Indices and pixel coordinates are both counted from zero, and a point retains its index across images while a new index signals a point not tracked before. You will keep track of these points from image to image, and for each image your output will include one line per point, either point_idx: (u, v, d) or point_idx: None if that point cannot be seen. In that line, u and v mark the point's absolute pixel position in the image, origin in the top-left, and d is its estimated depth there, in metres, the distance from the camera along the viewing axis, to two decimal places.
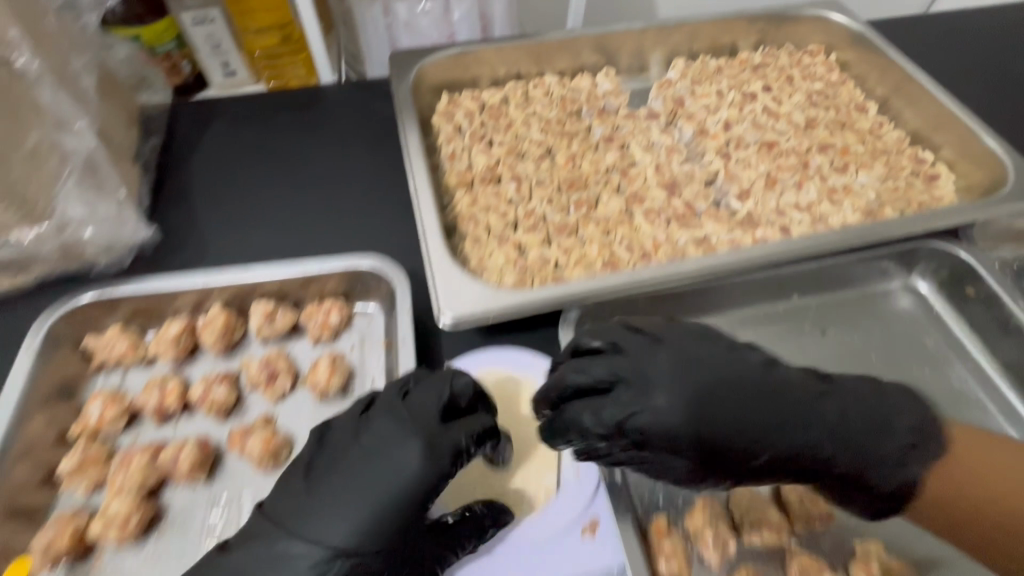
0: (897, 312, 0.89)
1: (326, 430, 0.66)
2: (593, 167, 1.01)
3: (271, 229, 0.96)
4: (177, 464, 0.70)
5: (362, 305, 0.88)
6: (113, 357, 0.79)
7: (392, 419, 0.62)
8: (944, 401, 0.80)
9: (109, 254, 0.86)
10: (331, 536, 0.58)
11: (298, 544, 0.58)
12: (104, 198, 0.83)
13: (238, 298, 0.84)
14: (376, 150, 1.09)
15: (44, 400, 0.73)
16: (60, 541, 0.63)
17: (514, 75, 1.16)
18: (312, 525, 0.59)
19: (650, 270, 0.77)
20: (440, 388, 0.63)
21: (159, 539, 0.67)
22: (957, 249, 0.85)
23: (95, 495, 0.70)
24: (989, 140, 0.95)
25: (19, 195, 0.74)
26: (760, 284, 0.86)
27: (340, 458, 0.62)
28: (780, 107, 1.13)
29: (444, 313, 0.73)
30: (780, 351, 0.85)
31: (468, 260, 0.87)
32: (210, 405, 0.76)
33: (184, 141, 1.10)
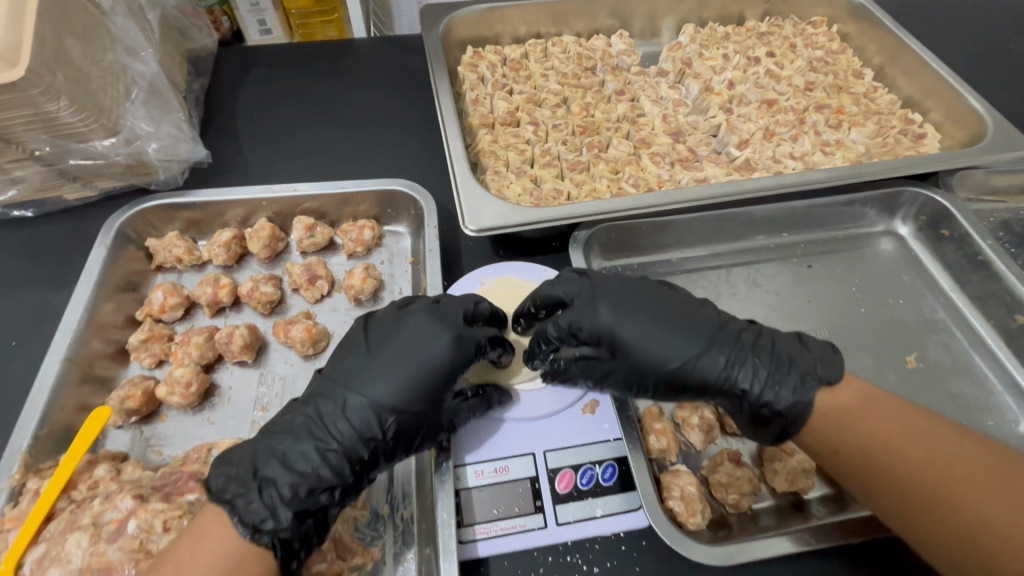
0: (878, 251, 0.98)
1: (368, 321, 0.71)
2: (605, 116, 1.11)
3: (310, 160, 1.06)
4: (229, 342, 0.78)
5: (391, 227, 0.98)
6: (171, 257, 0.88)
7: (415, 323, 0.68)
8: (915, 328, 0.89)
9: (168, 170, 0.96)
10: (356, 423, 0.62)
11: (328, 426, 0.62)
12: (166, 120, 0.93)
13: (282, 214, 0.94)
14: (404, 98, 1.18)
15: (114, 288, 0.83)
16: (133, 397, 0.73)
17: (535, 33, 1.25)
18: (359, 387, 0.63)
19: (659, 202, 0.86)
20: (465, 305, 0.71)
21: (215, 406, 0.77)
22: (934, 193, 0.94)
23: (158, 368, 0.81)
24: (972, 100, 1.04)
25: (98, 106, 0.83)
26: (753, 218, 0.95)
27: (365, 356, 0.66)
28: (782, 71, 1.21)
29: (469, 222, 0.81)
30: (768, 280, 0.93)
31: (490, 187, 0.96)
32: (257, 299, 0.85)
33: (228, 82, 1.18)
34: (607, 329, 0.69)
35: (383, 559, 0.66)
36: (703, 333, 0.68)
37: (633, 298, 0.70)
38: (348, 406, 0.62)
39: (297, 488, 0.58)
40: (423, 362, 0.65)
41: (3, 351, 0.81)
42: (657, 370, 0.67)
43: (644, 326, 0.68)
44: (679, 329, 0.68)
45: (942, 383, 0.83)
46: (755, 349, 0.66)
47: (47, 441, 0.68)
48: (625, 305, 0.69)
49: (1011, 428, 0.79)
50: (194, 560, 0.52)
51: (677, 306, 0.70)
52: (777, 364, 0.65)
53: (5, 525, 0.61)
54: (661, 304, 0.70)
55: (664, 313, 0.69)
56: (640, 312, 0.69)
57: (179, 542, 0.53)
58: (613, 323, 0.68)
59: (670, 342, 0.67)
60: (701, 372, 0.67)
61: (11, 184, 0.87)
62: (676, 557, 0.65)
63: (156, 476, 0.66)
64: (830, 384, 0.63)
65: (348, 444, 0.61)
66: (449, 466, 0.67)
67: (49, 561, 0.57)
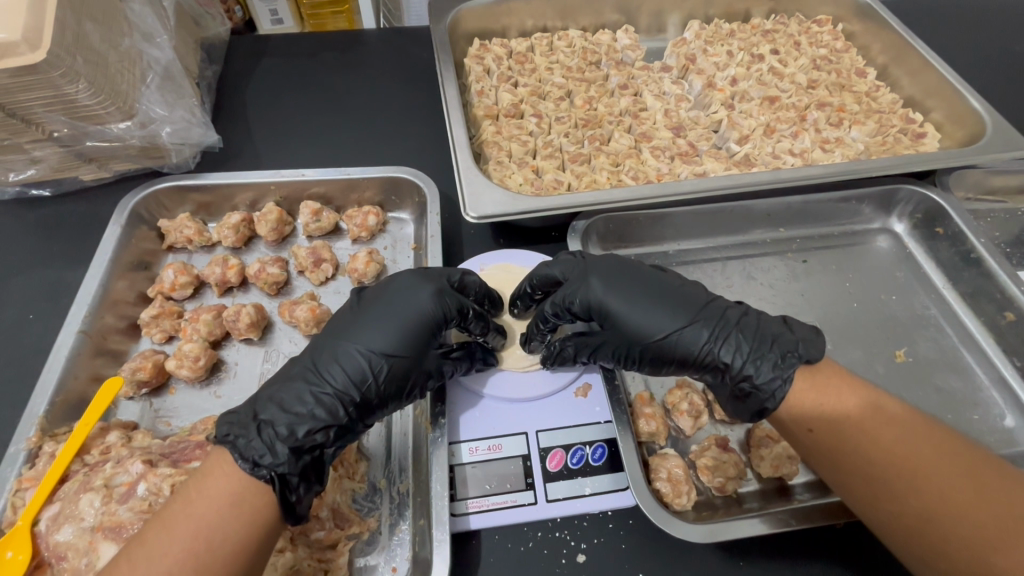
0: (874, 248, 0.99)
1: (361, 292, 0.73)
2: (608, 110, 1.12)
3: (317, 148, 1.08)
4: (236, 320, 0.81)
5: (395, 214, 1.00)
6: (182, 238, 0.91)
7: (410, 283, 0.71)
8: (904, 323, 0.90)
9: (180, 154, 0.99)
10: (347, 373, 0.64)
11: (320, 376, 0.64)
12: (178, 106, 0.96)
13: (289, 198, 0.97)
14: (411, 88, 1.20)
15: (127, 266, 0.86)
16: (144, 369, 0.76)
17: (541, 27, 1.26)
18: (353, 341, 0.66)
19: (653, 194, 0.87)
20: (453, 275, 0.74)
21: (222, 380, 0.80)
22: (930, 191, 0.95)
23: (168, 343, 0.84)
24: (973, 101, 1.04)
25: (115, 90, 0.86)
26: (750, 212, 0.97)
27: (363, 318, 0.68)
28: (785, 68, 1.22)
29: (470, 210, 0.84)
30: (760, 275, 0.95)
31: (492, 177, 0.98)
32: (264, 281, 0.88)
33: (239, 70, 1.21)
34: (598, 302, 0.72)
35: (379, 530, 0.69)
36: (689, 307, 0.70)
37: (626, 276, 0.73)
38: (340, 356, 0.65)
39: (293, 428, 0.60)
40: (413, 318, 0.68)
41: (20, 324, 0.84)
42: (643, 341, 0.70)
43: (634, 300, 0.71)
44: (666, 303, 0.71)
45: (929, 377, 0.85)
46: (738, 325, 0.68)
47: (62, 408, 0.71)
48: (617, 281, 0.72)
49: (995, 422, 0.81)
50: (200, 494, 0.54)
51: (667, 283, 0.73)
52: (757, 338, 0.67)
53: (22, 484, 0.64)
54: (653, 281, 0.72)
55: (653, 288, 0.72)
56: (632, 289, 0.72)
57: (189, 481, 0.56)
58: (604, 296, 0.72)
59: (658, 314, 0.70)
60: (686, 344, 0.69)
61: (30, 163, 0.90)
62: (660, 535, 0.68)
63: (164, 444, 0.69)
64: (812, 362, 0.65)
65: (341, 388, 0.64)
66: (443, 440, 0.69)
67: (64, 518, 0.60)
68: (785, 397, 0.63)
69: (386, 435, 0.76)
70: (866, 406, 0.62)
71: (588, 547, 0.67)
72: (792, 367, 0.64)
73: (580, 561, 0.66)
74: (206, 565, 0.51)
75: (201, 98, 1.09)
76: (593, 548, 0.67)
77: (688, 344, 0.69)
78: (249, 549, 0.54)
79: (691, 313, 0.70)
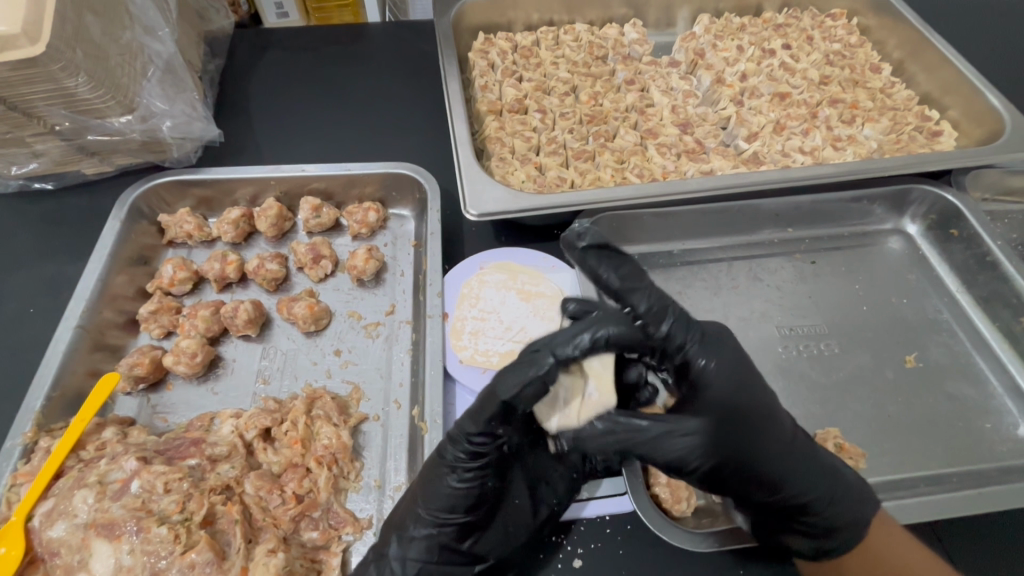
0: (886, 250, 0.97)
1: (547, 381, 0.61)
2: (614, 105, 1.11)
3: (321, 142, 1.08)
4: (236, 315, 0.80)
5: (396, 210, 0.99)
6: (182, 233, 0.91)
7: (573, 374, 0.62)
8: (911, 323, 0.88)
9: (181, 148, 0.98)
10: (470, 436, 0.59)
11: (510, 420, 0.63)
12: (181, 100, 0.96)
13: (290, 193, 0.96)
14: (413, 83, 1.19)
15: (127, 261, 0.86)
16: (141, 365, 0.76)
17: (547, 21, 1.24)
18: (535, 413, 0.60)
19: (659, 191, 0.85)
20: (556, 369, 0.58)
21: (219, 376, 0.79)
22: (946, 191, 0.93)
23: (166, 339, 0.84)
24: (992, 98, 1.01)
25: (115, 84, 0.85)
26: (757, 212, 0.95)
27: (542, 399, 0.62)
28: (797, 64, 1.18)
29: (470, 207, 0.82)
30: (765, 276, 0.93)
31: (493, 173, 0.96)
32: (264, 276, 0.87)
33: (243, 64, 1.20)
34: (699, 444, 0.59)
35: (372, 530, 0.68)
36: (853, 483, 0.64)
37: (752, 383, 0.65)
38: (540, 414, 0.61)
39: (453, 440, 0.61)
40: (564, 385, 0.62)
41: (21, 317, 0.84)
42: (773, 444, 0.62)
43: (768, 445, 0.62)
44: (777, 437, 0.63)
45: (940, 383, 0.82)
46: (813, 449, 0.64)
47: (59, 403, 0.71)
48: (717, 441, 0.60)
49: (1007, 431, 0.78)
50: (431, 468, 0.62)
51: (781, 410, 0.66)
52: (821, 454, 0.64)
53: (17, 479, 0.64)
54: (767, 419, 0.63)
55: (752, 430, 0.62)
56: (724, 417, 0.62)
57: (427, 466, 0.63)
58: (744, 406, 0.63)
59: (794, 454, 0.62)
60: (751, 456, 0.61)
61: (32, 157, 0.90)
62: (660, 543, 0.66)
63: (160, 441, 0.69)
64: (802, 452, 0.63)
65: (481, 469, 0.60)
66: (439, 441, 0.69)
67: (58, 514, 0.60)
68: (839, 532, 0.62)
69: (382, 435, 0.75)
70: (835, 487, 0.63)
71: (584, 552, 0.66)
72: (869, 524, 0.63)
73: (576, 566, 0.65)
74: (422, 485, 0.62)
75: (204, 92, 1.09)
76: (589, 554, 0.65)
77: (751, 460, 0.61)
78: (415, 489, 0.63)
79: (731, 447, 0.60)
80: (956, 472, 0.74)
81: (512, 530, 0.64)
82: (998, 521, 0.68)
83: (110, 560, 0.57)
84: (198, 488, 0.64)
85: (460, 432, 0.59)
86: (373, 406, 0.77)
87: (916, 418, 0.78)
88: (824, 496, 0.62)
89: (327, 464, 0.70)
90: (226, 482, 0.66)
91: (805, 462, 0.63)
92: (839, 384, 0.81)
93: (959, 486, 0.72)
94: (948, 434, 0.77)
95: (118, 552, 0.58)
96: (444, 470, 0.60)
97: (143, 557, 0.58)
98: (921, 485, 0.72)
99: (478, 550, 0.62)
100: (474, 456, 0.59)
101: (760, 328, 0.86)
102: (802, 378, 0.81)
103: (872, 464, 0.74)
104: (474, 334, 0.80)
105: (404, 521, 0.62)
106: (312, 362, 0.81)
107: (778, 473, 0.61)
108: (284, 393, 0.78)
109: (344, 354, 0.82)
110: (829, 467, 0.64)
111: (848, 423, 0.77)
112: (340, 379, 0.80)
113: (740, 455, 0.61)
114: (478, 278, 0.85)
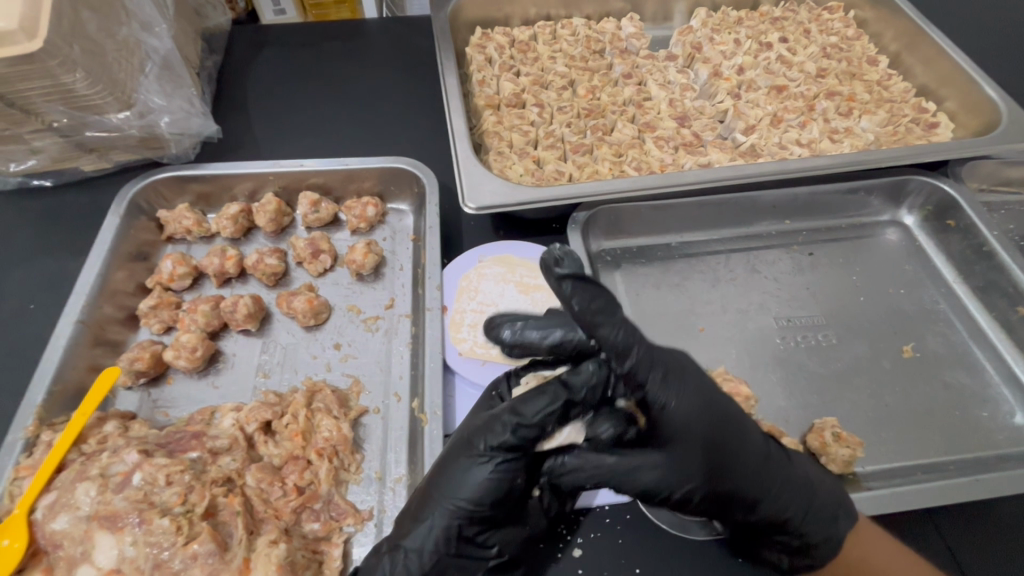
0: (883, 241, 0.97)
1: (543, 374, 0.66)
2: (611, 99, 1.11)
3: (319, 137, 1.08)
4: (236, 309, 0.80)
5: (395, 205, 0.99)
6: (181, 229, 0.91)
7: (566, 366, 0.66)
8: (908, 313, 0.89)
9: (179, 144, 0.98)
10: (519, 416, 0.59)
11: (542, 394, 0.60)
12: (179, 96, 0.96)
13: (288, 188, 0.96)
14: (410, 79, 1.19)
15: (126, 257, 0.86)
16: (142, 359, 0.76)
17: (544, 16, 1.24)
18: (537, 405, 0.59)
19: (656, 183, 0.85)
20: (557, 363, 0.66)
21: (219, 370, 0.80)
22: (942, 182, 0.93)
23: (167, 334, 0.84)
24: (988, 89, 1.01)
25: (112, 80, 0.85)
26: (754, 204, 0.95)
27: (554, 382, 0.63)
28: (794, 56, 1.18)
29: (468, 200, 0.82)
30: (762, 268, 0.93)
31: (491, 167, 0.97)
32: (263, 271, 0.87)
33: (240, 60, 1.20)
34: (667, 468, 0.58)
35: (373, 521, 0.68)
36: (830, 499, 0.62)
37: (714, 405, 0.59)
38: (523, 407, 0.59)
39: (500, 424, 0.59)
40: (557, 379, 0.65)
41: (22, 313, 0.84)
42: (748, 461, 0.60)
43: (742, 465, 0.59)
44: (751, 458, 0.60)
45: (937, 372, 0.82)
46: (789, 466, 0.62)
47: (60, 397, 0.71)
48: (692, 468, 0.58)
49: (1004, 420, 0.78)
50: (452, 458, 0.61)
51: (753, 428, 0.62)
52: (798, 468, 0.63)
53: (19, 473, 0.64)
54: (739, 442, 0.60)
55: (725, 454, 0.59)
56: (696, 445, 0.58)
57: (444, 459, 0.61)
58: (715, 426, 0.59)
59: (769, 473, 0.61)
60: (719, 483, 0.59)
61: (31, 154, 0.90)
62: (658, 533, 0.66)
63: (161, 434, 0.69)
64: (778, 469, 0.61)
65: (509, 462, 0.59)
66: (439, 433, 0.69)
67: (60, 507, 0.61)
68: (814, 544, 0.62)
69: (382, 427, 0.76)
70: (810, 501, 0.62)
71: (583, 541, 0.66)
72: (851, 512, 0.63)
73: (576, 555, 0.65)
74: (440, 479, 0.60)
75: (202, 89, 1.08)
76: (589, 543, 0.66)
77: (723, 487, 0.59)
78: (422, 498, 0.61)
79: (708, 471, 0.58)
80: (954, 460, 0.74)
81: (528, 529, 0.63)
82: (994, 508, 0.69)
83: (113, 551, 0.58)
84: (200, 481, 0.64)
85: (500, 421, 0.59)
86: (373, 399, 0.78)
87: (913, 407, 0.79)
88: (798, 514, 0.61)
89: (328, 456, 0.70)
90: (227, 475, 0.66)
91: (780, 479, 0.61)
92: (837, 373, 0.81)
93: (955, 473, 0.72)
94: (945, 422, 0.77)
95: (121, 543, 0.58)
96: (476, 460, 0.59)
97: (145, 549, 0.58)
98: (919, 474, 0.73)
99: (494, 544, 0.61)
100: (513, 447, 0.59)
101: (758, 320, 0.86)
102: (799, 368, 0.81)
103: (869, 453, 0.74)
104: (473, 327, 0.80)
105: (419, 514, 0.60)
106: (312, 356, 0.81)
107: (751, 493, 0.60)
108: (284, 386, 0.79)
109: (344, 348, 0.82)
110: (808, 484, 0.62)
111: (846, 412, 0.78)
112: (341, 372, 0.80)
113: (715, 482, 0.59)
114: (477, 272, 0.85)
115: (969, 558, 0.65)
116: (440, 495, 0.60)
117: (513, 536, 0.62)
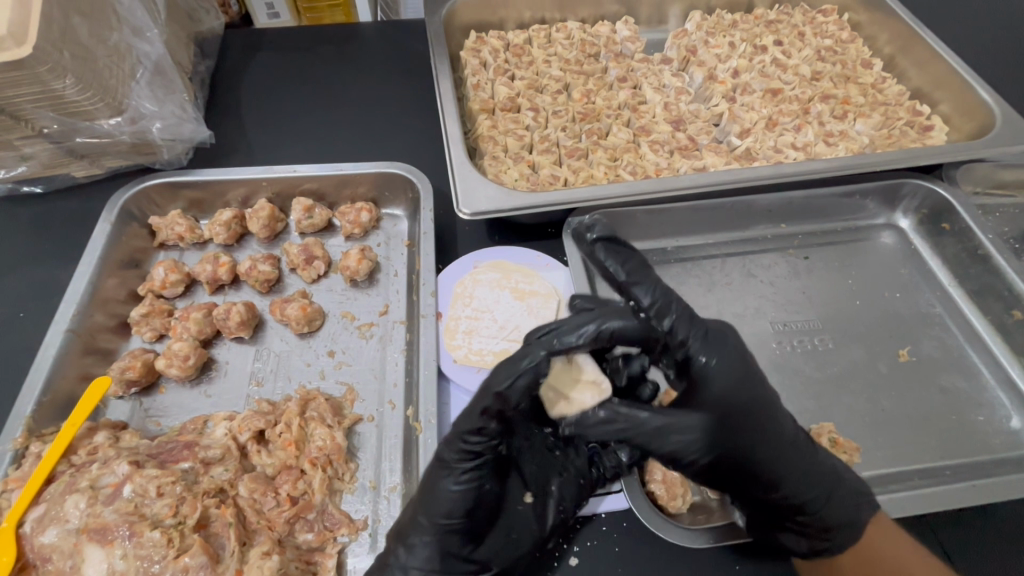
0: (879, 244, 0.97)
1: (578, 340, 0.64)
2: (606, 103, 1.11)
3: (312, 142, 1.07)
4: (229, 316, 0.80)
5: (389, 210, 0.99)
6: (174, 235, 0.91)
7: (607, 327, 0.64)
8: (904, 317, 0.88)
9: (172, 150, 0.98)
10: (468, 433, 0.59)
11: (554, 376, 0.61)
12: (170, 101, 0.95)
13: (282, 194, 0.95)
14: (405, 83, 1.18)
15: (117, 264, 0.85)
16: (133, 368, 0.75)
17: (539, 20, 1.24)
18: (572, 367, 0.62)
19: (651, 187, 0.85)
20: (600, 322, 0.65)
21: (212, 378, 0.79)
22: (937, 185, 0.93)
23: (159, 342, 0.83)
24: (982, 92, 1.01)
25: (103, 86, 0.84)
26: (750, 208, 0.95)
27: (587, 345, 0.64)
28: (788, 60, 1.18)
29: (463, 205, 0.82)
30: (757, 272, 0.93)
31: (486, 172, 0.96)
32: (257, 277, 0.87)
33: (233, 65, 1.19)
34: (695, 437, 0.60)
35: (368, 530, 0.68)
36: (851, 487, 0.64)
37: (749, 386, 0.62)
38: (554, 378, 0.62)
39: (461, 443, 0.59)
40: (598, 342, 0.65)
41: (11, 321, 0.83)
42: (775, 439, 0.62)
43: (766, 443, 0.62)
44: (777, 438, 0.62)
45: (933, 376, 0.82)
46: (811, 450, 0.64)
47: (49, 408, 0.70)
48: (719, 438, 0.60)
49: (1000, 423, 0.78)
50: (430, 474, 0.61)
51: (785, 413, 0.65)
52: (822, 456, 0.65)
53: (8, 485, 0.63)
54: (768, 419, 0.62)
55: (751, 429, 0.62)
56: (724, 417, 0.61)
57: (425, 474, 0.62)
58: (744, 405, 0.61)
59: (792, 455, 0.63)
60: (743, 456, 0.61)
61: (20, 160, 0.89)
62: (656, 540, 0.66)
63: (153, 445, 0.68)
64: (800, 453, 0.63)
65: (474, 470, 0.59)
66: (434, 440, 0.69)
67: (49, 520, 0.60)
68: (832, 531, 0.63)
69: (377, 435, 0.75)
70: (831, 484, 0.63)
71: (580, 550, 0.65)
72: (865, 512, 0.63)
73: (573, 564, 0.64)
74: (421, 497, 0.61)
75: (194, 94, 1.08)
76: (586, 551, 0.65)
77: (748, 461, 0.61)
78: (410, 509, 0.61)
79: (731, 444, 0.61)
80: (950, 464, 0.74)
81: (528, 533, 0.63)
82: (990, 513, 0.68)
83: (103, 565, 0.57)
84: (192, 492, 0.63)
85: (460, 431, 0.59)
86: (367, 407, 0.77)
87: (909, 412, 0.78)
88: (818, 499, 0.63)
89: (322, 466, 0.69)
90: (220, 485, 0.66)
91: (802, 461, 0.63)
92: (833, 378, 0.81)
93: (953, 478, 0.72)
94: (941, 426, 0.77)
95: (111, 557, 0.57)
96: (446, 472, 0.59)
97: (136, 562, 0.57)
98: (916, 479, 0.72)
99: (480, 555, 0.62)
100: (476, 456, 0.59)
101: (754, 324, 0.86)
102: (796, 373, 0.81)
103: (866, 458, 0.74)
104: (468, 333, 0.80)
105: (404, 531, 0.61)
106: (306, 364, 0.81)
107: (773, 472, 0.62)
108: (278, 394, 0.78)
109: (338, 355, 0.82)
110: (831, 468, 0.64)
111: (842, 417, 0.77)
112: (335, 380, 0.79)
113: (736, 453, 0.61)
114: (472, 277, 0.85)
115: (967, 564, 0.65)
116: (421, 510, 0.60)
117: (501, 544, 0.63)
